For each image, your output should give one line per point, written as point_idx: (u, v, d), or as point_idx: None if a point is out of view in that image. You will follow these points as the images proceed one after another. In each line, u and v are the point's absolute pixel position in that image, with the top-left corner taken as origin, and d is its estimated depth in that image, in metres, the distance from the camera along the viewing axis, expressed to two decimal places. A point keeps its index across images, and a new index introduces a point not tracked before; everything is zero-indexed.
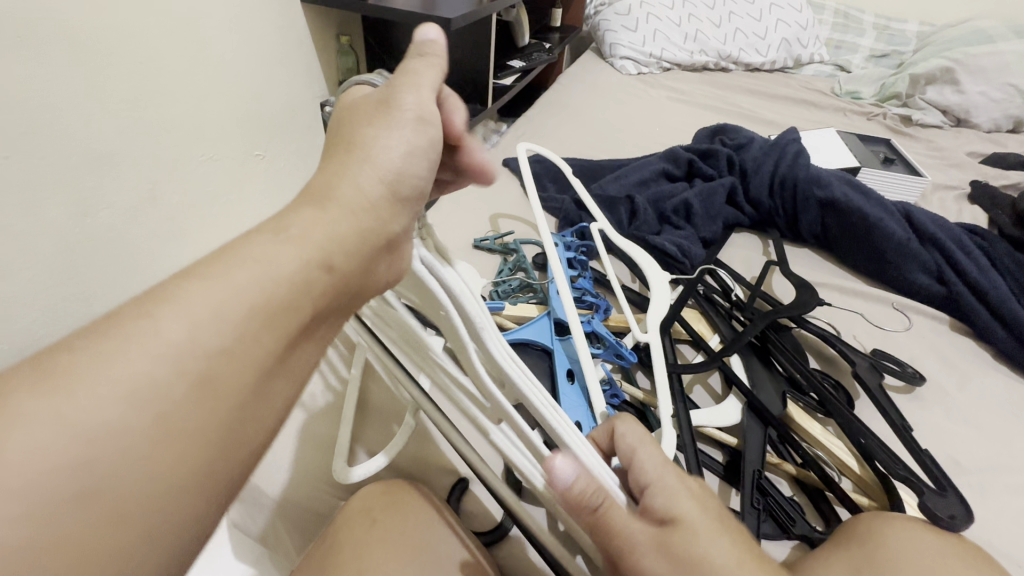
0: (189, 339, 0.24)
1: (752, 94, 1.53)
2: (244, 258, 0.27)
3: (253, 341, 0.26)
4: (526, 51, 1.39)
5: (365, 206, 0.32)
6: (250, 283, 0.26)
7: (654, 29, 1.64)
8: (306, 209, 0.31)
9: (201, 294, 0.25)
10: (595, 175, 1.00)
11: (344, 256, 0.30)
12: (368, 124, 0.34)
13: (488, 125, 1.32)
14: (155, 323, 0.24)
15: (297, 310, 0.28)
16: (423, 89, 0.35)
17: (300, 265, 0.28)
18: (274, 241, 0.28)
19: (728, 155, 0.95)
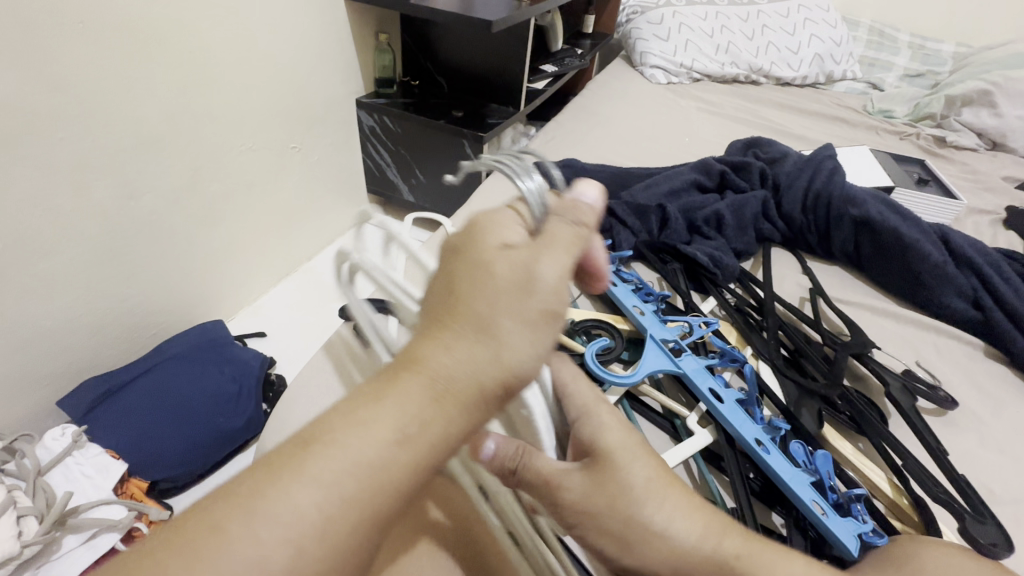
0: (285, 572, 0.23)
1: (782, 108, 1.52)
2: (351, 463, 0.25)
3: (358, 548, 0.25)
4: (558, 56, 1.40)
5: (479, 397, 0.28)
6: (352, 498, 0.24)
7: (686, 39, 1.64)
8: (454, 353, 0.29)
9: (302, 517, 0.23)
10: (625, 183, 1.00)
11: (448, 455, 0.28)
12: (496, 294, 0.30)
13: (518, 128, 1.32)
14: (254, 552, 0.22)
15: (394, 517, 0.26)
16: (544, 238, 0.32)
17: (409, 471, 0.26)
18: (376, 440, 0.26)
19: (761, 169, 0.94)
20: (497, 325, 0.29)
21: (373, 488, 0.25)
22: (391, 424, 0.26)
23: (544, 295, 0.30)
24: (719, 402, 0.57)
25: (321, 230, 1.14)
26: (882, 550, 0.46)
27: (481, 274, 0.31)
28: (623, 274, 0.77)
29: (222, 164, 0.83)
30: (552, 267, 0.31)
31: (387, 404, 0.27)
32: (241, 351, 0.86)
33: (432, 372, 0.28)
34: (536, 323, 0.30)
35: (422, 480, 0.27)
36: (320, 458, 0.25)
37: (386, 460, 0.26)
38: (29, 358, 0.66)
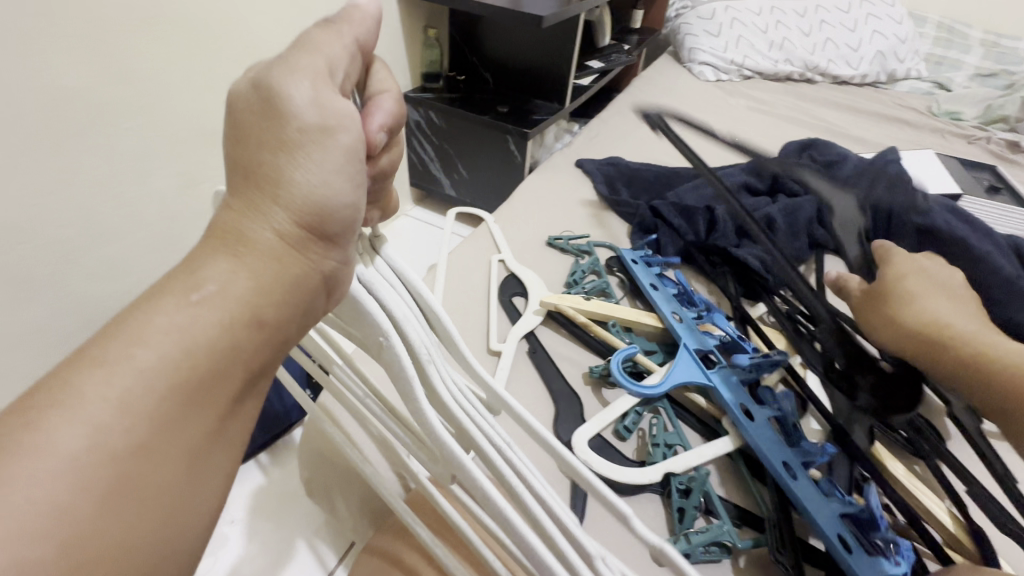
0: (92, 443, 0.21)
1: (839, 108, 1.46)
2: (144, 333, 0.23)
3: (178, 408, 0.23)
4: (605, 52, 1.38)
5: (284, 248, 0.28)
6: (154, 359, 0.23)
7: (738, 34, 1.59)
8: (257, 216, 0.27)
9: (92, 387, 0.22)
10: (670, 183, 0.98)
11: (274, 308, 0.27)
12: (265, 147, 0.28)
13: (562, 124, 1.31)
14: (47, 433, 0.21)
15: (218, 377, 0.25)
16: (306, 78, 0.28)
17: (221, 329, 0.25)
18: (180, 309, 0.24)
19: (816, 171, 0.90)
20: (286, 161, 0.28)
21: (188, 346, 0.24)
22: (189, 289, 0.25)
23: (301, 115, 0.28)
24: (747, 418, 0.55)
25: None
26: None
27: (251, 117, 0.28)
28: (666, 279, 0.76)
29: None
30: (302, 80, 0.28)
31: (185, 276, 0.26)
32: None
33: (224, 244, 0.27)
34: (325, 151, 0.28)
35: (249, 335, 0.26)
36: (124, 331, 0.23)
37: (193, 318, 0.24)
38: None
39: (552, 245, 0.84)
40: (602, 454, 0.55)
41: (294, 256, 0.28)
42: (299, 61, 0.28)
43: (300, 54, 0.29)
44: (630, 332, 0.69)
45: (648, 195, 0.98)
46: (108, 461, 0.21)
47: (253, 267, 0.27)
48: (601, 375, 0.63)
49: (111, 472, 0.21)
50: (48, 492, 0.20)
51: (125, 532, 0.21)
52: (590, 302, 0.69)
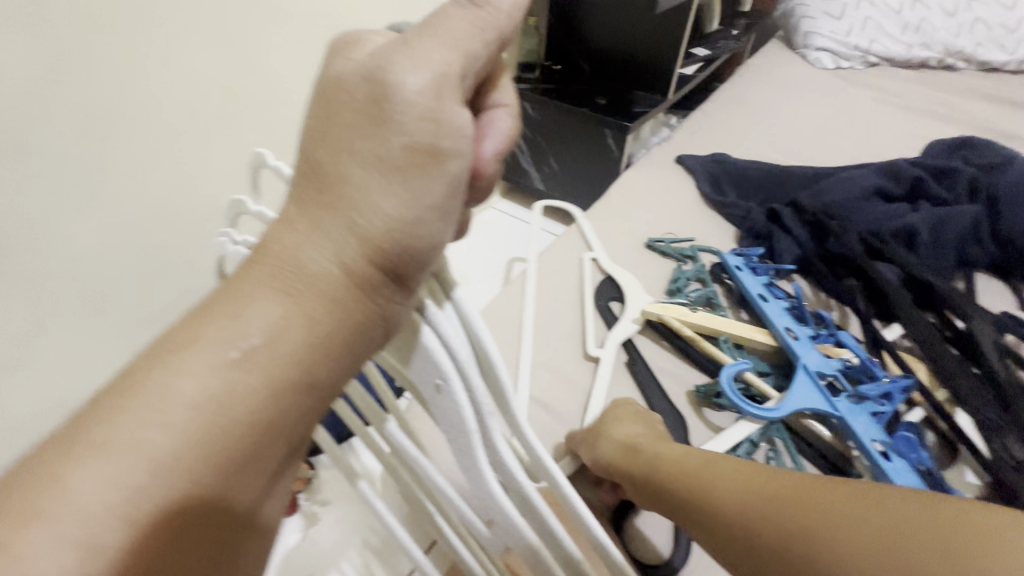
0: (120, 492, 0.22)
1: (990, 101, 1.26)
2: (181, 385, 0.23)
3: (207, 464, 0.23)
4: (711, 38, 1.28)
5: (340, 292, 0.26)
6: (192, 411, 0.23)
7: (866, 16, 1.42)
8: (312, 251, 0.25)
9: (128, 433, 0.22)
10: (786, 184, 0.89)
11: (319, 370, 0.26)
12: (355, 148, 0.25)
13: (659, 117, 1.23)
14: (84, 474, 0.21)
15: (252, 435, 0.24)
16: (424, 69, 0.24)
17: (259, 393, 0.24)
18: (220, 362, 0.24)
19: (971, 176, 0.78)
20: (374, 180, 0.25)
21: (226, 418, 0.24)
22: (230, 345, 0.24)
23: (405, 124, 0.24)
24: (884, 460, 0.49)
25: None
26: None
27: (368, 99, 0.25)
28: (777, 289, 0.68)
29: None
30: (434, 79, 0.25)
31: (228, 324, 0.25)
32: None
33: (277, 278, 0.25)
34: (413, 177, 0.25)
35: (286, 404, 0.25)
36: (164, 387, 0.23)
37: (231, 378, 0.24)
38: None
39: (652, 248, 0.78)
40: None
41: (344, 311, 0.26)
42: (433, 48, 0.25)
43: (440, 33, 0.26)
44: (741, 349, 0.62)
45: (758, 196, 0.89)
46: (141, 508, 0.22)
47: (302, 325, 0.25)
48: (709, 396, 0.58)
49: (137, 524, 0.22)
50: (78, 537, 0.21)
51: (143, 574, 0.22)
52: (698, 315, 0.63)
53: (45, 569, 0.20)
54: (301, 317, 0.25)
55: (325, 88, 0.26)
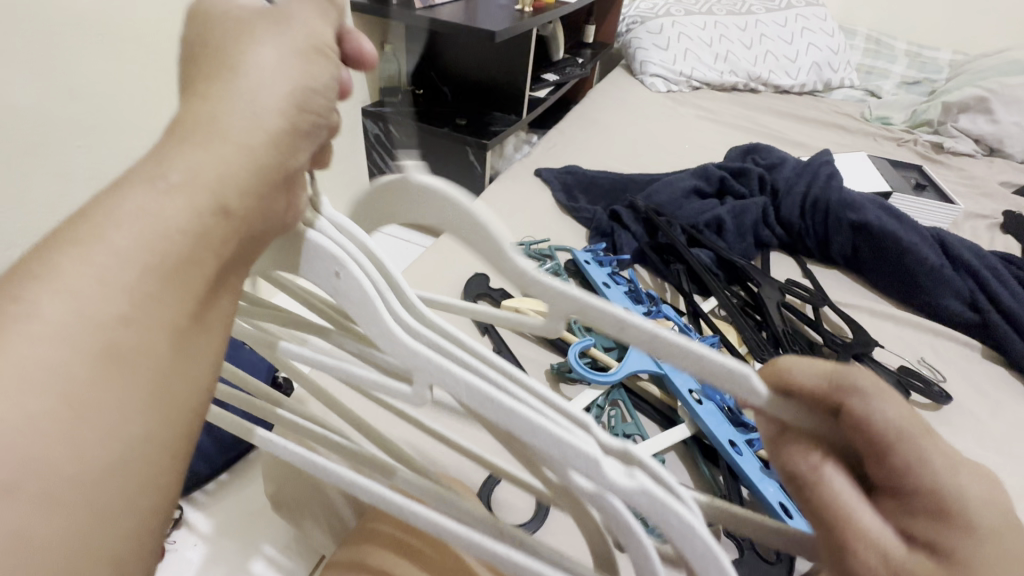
0: (65, 326, 0.18)
1: (782, 116, 1.54)
2: (111, 217, 0.20)
3: (154, 293, 0.20)
4: (560, 65, 1.43)
5: (264, 137, 0.24)
6: (133, 241, 0.20)
7: (685, 48, 1.67)
8: (187, 144, 0.22)
9: (58, 272, 0.19)
10: (626, 189, 1.02)
11: (242, 194, 0.23)
12: (243, 42, 0.25)
13: (520, 136, 1.34)
14: (15, 320, 0.18)
15: (195, 264, 0.22)
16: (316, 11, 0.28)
17: (192, 213, 0.21)
18: (147, 192, 0.21)
19: (760, 175, 0.97)
20: (248, 89, 0.24)
21: (114, 295, 0.19)
22: (109, 224, 0.20)
23: (299, 26, 0.27)
24: (697, 401, 0.58)
25: None
26: None
27: (234, 44, 0.25)
28: (618, 277, 0.79)
29: None
30: (303, 32, 0.27)
31: (104, 211, 0.21)
32: None
33: (178, 130, 0.23)
34: (294, 91, 0.25)
35: (183, 279, 0.21)
36: (46, 269, 0.19)
37: (117, 244, 0.20)
38: None
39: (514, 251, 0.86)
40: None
41: (226, 193, 0.23)
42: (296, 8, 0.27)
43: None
44: (590, 331, 0.71)
45: (604, 201, 1.02)
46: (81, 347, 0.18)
47: (186, 197, 0.22)
48: (563, 373, 0.65)
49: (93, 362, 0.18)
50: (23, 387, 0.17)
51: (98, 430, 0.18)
52: None
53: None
54: (187, 192, 0.22)
55: (198, 16, 0.27)
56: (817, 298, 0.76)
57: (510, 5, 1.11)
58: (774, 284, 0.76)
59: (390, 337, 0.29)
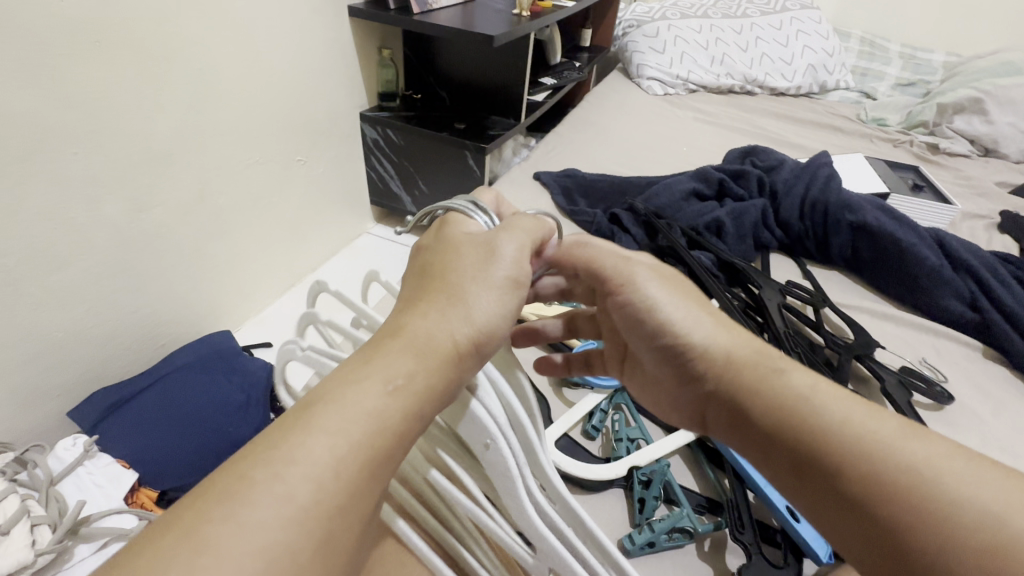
0: (317, 494, 0.25)
1: (778, 118, 1.55)
2: (349, 409, 0.28)
3: (365, 482, 0.27)
4: (557, 69, 1.43)
5: (446, 359, 0.32)
6: (357, 430, 0.28)
7: (682, 51, 1.68)
8: (402, 355, 0.31)
9: (317, 448, 0.26)
10: (625, 192, 1.03)
11: (431, 407, 0.31)
12: (468, 265, 0.36)
13: (519, 140, 1.34)
14: (283, 480, 0.25)
15: (391, 459, 0.29)
16: (519, 236, 0.38)
17: (401, 417, 0.29)
18: (379, 392, 0.29)
19: (758, 176, 0.97)
20: (461, 320, 0.34)
21: (341, 480, 0.26)
22: (344, 418, 0.28)
23: (505, 268, 0.36)
24: None
25: (324, 240, 1.13)
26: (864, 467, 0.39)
27: (446, 270, 0.37)
28: None
29: (231, 179, 0.83)
30: (507, 267, 0.36)
31: (339, 408, 0.28)
32: (251, 361, 0.81)
33: (409, 342, 0.32)
34: (488, 328, 0.34)
35: (376, 478, 0.28)
36: (300, 450, 0.26)
37: (350, 438, 0.27)
38: (40, 370, 0.64)
39: None
40: (573, 456, 0.57)
41: (422, 406, 0.31)
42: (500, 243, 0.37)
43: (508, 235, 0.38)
44: None
45: (604, 204, 1.02)
46: (319, 513, 0.25)
47: (400, 405, 0.29)
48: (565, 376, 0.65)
49: (317, 536, 0.25)
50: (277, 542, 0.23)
51: None
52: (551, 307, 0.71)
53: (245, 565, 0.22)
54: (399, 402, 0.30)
55: (439, 234, 0.40)
56: (818, 300, 0.76)
57: (507, 10, 1.11)
58: (776, 285, 0.77)
59: (531, 524, 0.35)
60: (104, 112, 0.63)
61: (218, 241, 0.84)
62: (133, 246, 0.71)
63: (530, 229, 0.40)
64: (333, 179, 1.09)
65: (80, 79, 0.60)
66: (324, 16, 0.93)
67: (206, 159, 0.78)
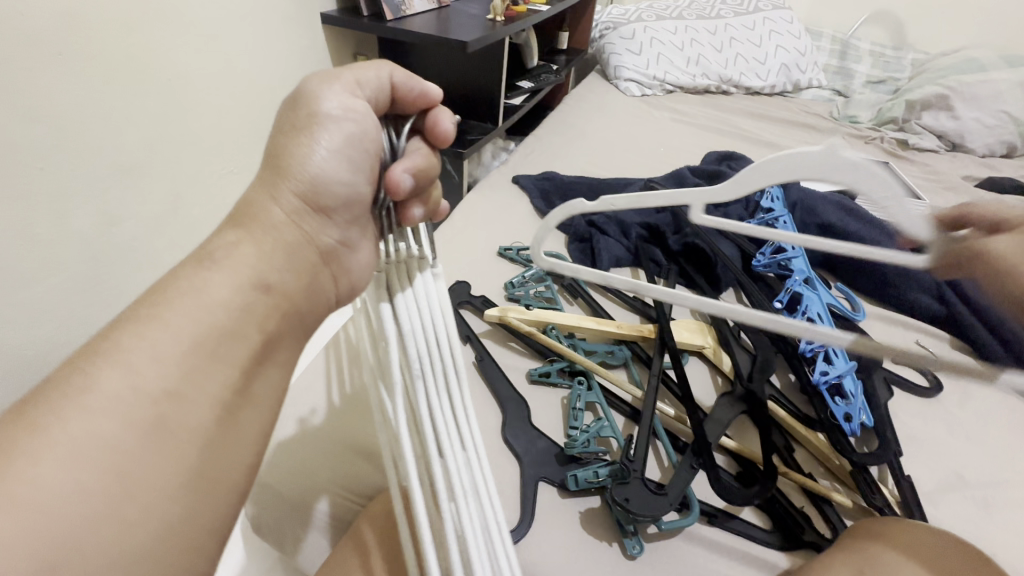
0: (129, 388, 0.32)
1: (752, 116, 1.58)
2: (181, 295, 0.36)
3: (198, 360, 0.34)
4: (534, 72, 1.44)
5: (284, 226, 0.41)
6: (186, 319, 0.35)
7: (658, 52, 1.69)
8: (233, 236, 0.39)
9: (138, 344, 0.33)
10: (602, 194, 1.04)
11: (278, 276, 0.39)
12: (284, 136, 0.41)
13: (497, 143, 1.35)
14: (93, 384, 0.31)
15: (237, 336, 0.36)
16: (336, 85, 0.41)
17: (234, 290, 0.37)
18: (199, 274, 0.37)
19: (734, 177, 0.98)
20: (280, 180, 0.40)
21: (159, 364, 0.33)
22: (167, 307, 0.35)
23: (327, 113, 0.40)
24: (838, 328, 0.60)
25: None
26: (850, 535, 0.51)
27: (275, 145, 0.41)
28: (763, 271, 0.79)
29: (203, 188, 0.83)
30: (331, 102, 0.40)
31: (185, 296, 0.36)
32: None
33: (240, 224, 0.40)
34: (307, 183, 0.40)
35: (213, 341, 0.35)
36: (116, 348, 0.33)
37: (168, 324, 0.34)
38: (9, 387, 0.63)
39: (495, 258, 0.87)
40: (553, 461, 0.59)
41: (266, 276, 0.38)
42: (318, 91, 0.41)
43: (325, 83, 0.41)
44: (572, 335, 0.73)
45: (582, 208, 1.04)
46: (157, 380, 0.33)
47: (228, 282, 0.37)
48: (542, 375, 0.68)
49: (145, 417, 0.32)
50: (108, 424, 0.31)
51: (152, 453, 0.31)
52: (531, 311, 0.73)
53: (68, 447, 0.29)
54: (230, 277, 0.37)
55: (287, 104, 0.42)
56: (795, 280, 0.75)
57: (481, 15, 1.12)
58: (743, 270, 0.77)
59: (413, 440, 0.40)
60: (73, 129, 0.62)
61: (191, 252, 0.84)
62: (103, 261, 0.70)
63: (364, 72, 0.43)
64: None
65: (47, 94, 0.59)
66: (299, 25, 0.93)
67: (178, 170, 0.78)
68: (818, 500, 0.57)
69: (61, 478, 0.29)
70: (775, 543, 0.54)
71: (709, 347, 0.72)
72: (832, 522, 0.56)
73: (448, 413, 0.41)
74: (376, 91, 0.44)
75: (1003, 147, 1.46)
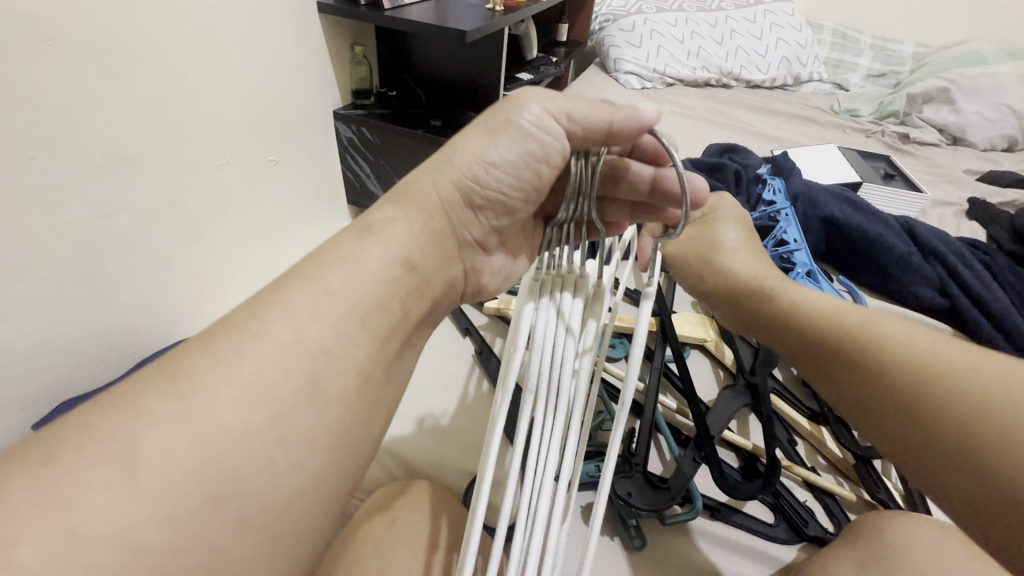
0: (294, 339, 0.31)
1: (753, 110, 1.57)
2: (340, 264, 0.35)
3: (358, 329, 0.34)
4: (533, 64, 1.43)
5: (435, 208, 0.41)
6: (343, 284, 0.34)
7: (658, 45, 1.68)
8: (390, 211, 0.40)
9: (304, 302, 0.33)
10: None
11: (423, 259, 0.39)
12: (470, 131, 0.41)
13: None
14: (266, 329, 0.31)
15: (387, 310, 0.35)
16: (547, 100, 0.38)
17: (386, 264, 0.36)
18: (357, 244, 0.37)
19: (737, 169, 0.95)
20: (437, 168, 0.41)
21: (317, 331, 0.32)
22: (332, 273, 0.35)
23: (525, 126, 0.39)
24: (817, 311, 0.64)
25: (302, 243, 1.12)
26: (855, 525, 0.50)
27: (462, 136, 0.42)
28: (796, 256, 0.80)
29: (199, 180, 0.81)
30: (532, 117, 0.38)
31: (344, 264, 0.35)
32: None
33: (396, 199, 0.41)
34: (472, 173, 0.40)
35: (373, 315, 0.35)
36: (278, 298, 0.33)
37: (331, 288, 0.34)
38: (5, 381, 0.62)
39: None
40: None
41: (414, 259, 0.38)
42: (526, 100, 0.39)
43: (536, 95, 0.39)
44: None
45: None
46: (319, 344, 0.32)
47: (383, 255, 0.37)
48: None
49: (308, 376, 0.31)
50: (271, 369, 0.30)
51: (311, 411, 0.30)
52: None
53: (229, 385, 0.29)
54: (383, 251, 0.37)
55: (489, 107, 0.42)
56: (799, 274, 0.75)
57: (479, 4, 1.10)
58: None
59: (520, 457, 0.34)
60: (65, 118, 0.61)
61: (188, 246, 0.83)
62: (97, 254, 0.69)
63: (584, 102, 0.38)
64: (311, 180, 1.09)
65: (37, 81, 0.58)
66: (296, 14, 0.92)
67: (174, 161, 0.76)
68: (821, 494, 0.57)
69: (218, 423, 0.27)
70: (784, 538, 0.53)
71: (711, 341, 0.72)
72: (834, 515, 0.55)
73: (559, 438, 0.35)
74: (591, 128, 0.38)
75: (1004, 140, 1.45)
